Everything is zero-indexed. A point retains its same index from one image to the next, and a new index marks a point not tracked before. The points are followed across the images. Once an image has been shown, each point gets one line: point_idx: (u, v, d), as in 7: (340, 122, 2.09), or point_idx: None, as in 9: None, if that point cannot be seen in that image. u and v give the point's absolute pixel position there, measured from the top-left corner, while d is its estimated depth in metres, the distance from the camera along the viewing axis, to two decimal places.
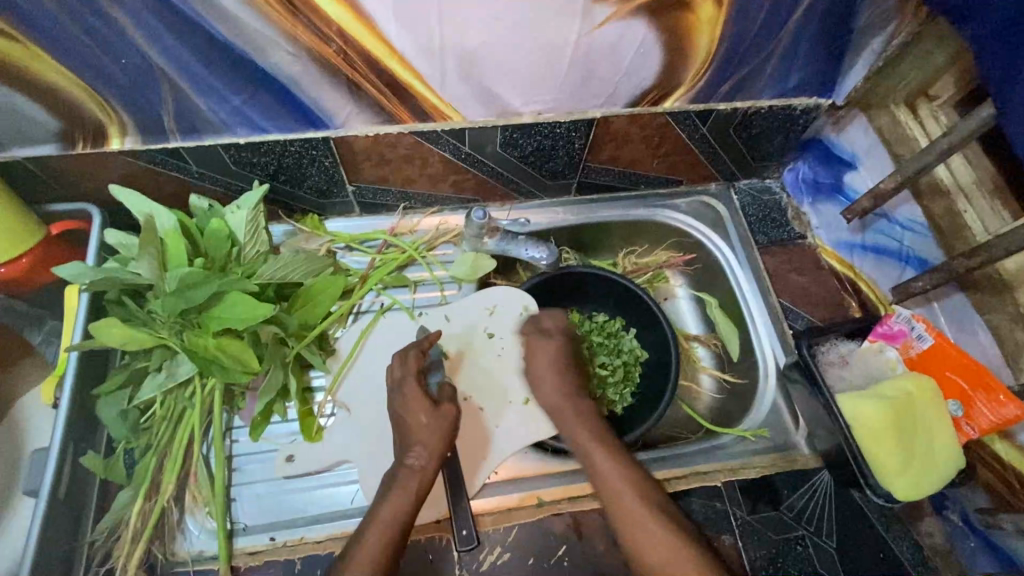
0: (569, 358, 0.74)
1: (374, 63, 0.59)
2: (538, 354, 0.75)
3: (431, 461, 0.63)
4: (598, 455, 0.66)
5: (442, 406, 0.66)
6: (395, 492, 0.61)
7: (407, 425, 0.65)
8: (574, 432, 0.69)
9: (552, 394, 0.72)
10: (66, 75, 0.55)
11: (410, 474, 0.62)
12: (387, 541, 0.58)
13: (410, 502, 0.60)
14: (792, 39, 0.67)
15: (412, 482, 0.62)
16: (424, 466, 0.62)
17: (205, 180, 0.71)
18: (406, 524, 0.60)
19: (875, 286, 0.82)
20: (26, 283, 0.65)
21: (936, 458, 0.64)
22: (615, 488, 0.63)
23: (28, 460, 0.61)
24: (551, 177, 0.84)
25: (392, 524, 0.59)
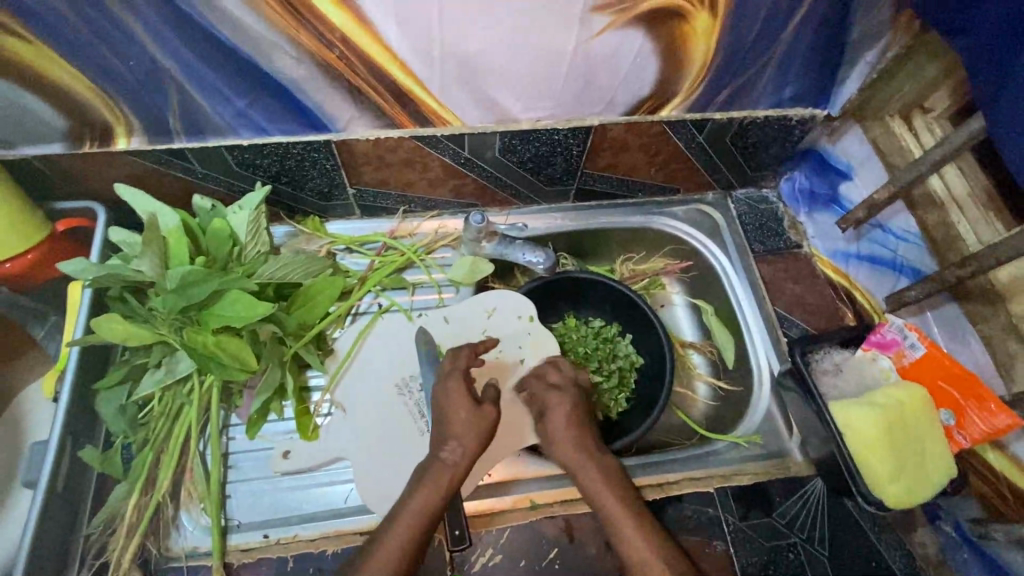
0: (581, 410, 0.68)
1: (376, 68, 0.60)
2: (551, 407, 0.68)
3: (463, 458, 0.63)
4: (594, 478, 0.64)
5: (484, 404, 0.65)
6: (420, 490, 0.61)
7: (447, 418, 0.64)
8: (593, 488, 0.63)
9: (571, 448, 0.65)
10: (76, 76, 0.56)
11: (434, 472, 0.62)
12: (410, 539, 0.58)
13: (435, 500, 0.61)
14: (786, 50, 0.68)
15: (435, 478, 0.62)
16: (456, 461, 0.62)
17: (208, 181, 0.73)
18: (429, 522, 0.60)
19: (871, 296, 0.83)
20: (36, 277, 0.67)
21: (928, 466, 0.65)
22: (638, 546, 0.59)
23: (26, 452, 0.62)
24: (549, 184, 0.85)
25: (418, 522, 0.59)
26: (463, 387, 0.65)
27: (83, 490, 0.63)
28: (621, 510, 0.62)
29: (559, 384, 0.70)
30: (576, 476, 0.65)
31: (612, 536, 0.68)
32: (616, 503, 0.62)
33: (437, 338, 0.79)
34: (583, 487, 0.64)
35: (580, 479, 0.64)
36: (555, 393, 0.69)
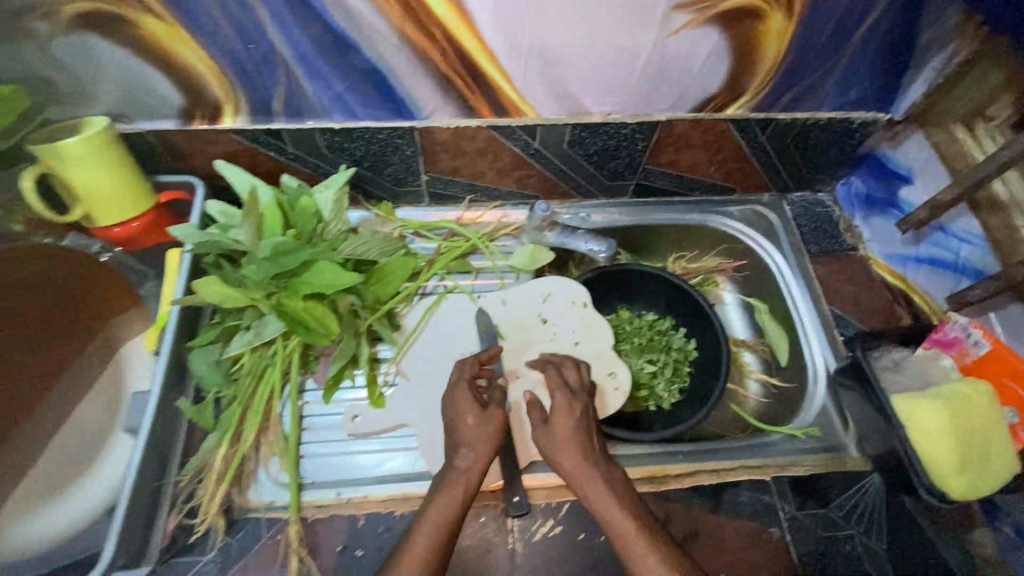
0: (590, 420, 0.68)
1: (467, 58, 0.65)
2: (557, 416, 0.67)
3: (472, 470, 0.63)
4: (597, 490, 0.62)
5: (489, 409, 0.67)
6: (439, 499, 0.61)
7: (454, 426, 0.66)
8: (597, 495, 0.62)
9: (574, 459, 0.64)
10: (200, 57, 0.62)
11: (451, 480, 0.63)
12: (438, 543, 0.58)
13: (453, 506, 0.61)
14: (856, 52, 0.71)
15: (450, 487, 0.62)
16: (469, 467, 0.63)
17: (298, 162, 0.78)
18: (452, 528, 0.60)
19: (929, 298, 0.83)
20: (140, 242, 0.72)
21: (992, 462, 0.65)
22: (640, 554, 0.58)
23: (126, 402, 0.67)
24: (612, 178, 0.88)
25: (440, 530, 0.59)
26: (470, 393, 0.68)
27: (174, 441, 0.68)
28: (624, 517, 0.60)
29: (573, 388, 0.71)
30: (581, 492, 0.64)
31: (670, 516, 0.70)
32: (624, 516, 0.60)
33: (496, 319, 0.83)
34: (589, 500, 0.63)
35: (583, 485, 0.63)
36: (561, 398, 0.68)
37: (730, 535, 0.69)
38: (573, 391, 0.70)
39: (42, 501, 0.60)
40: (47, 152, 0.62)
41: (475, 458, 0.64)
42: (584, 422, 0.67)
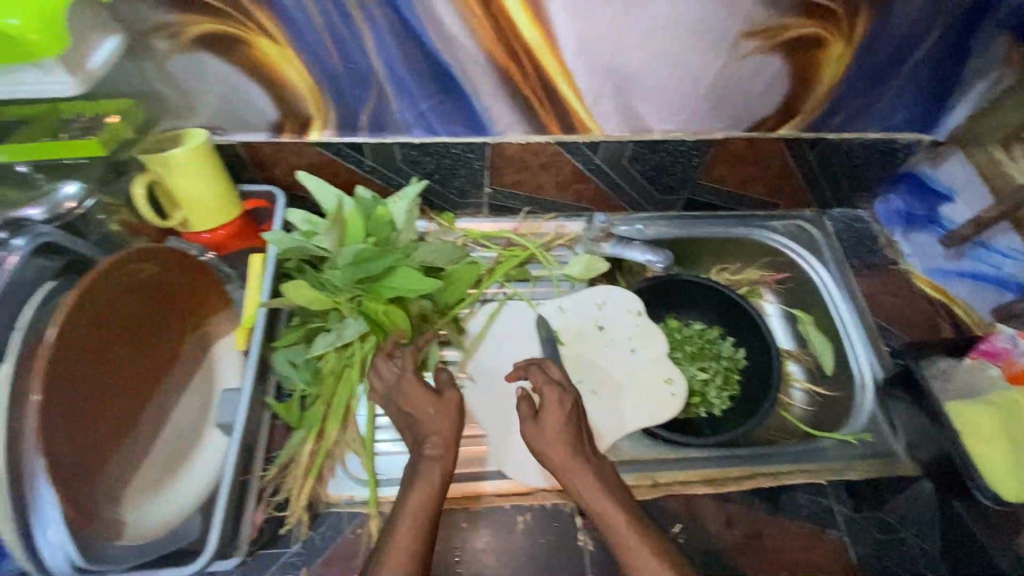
0: (578, 415, 0.69)
1: (546, 79, 0.69)
2: (548, 412, 0.67)
3: (438, 460, 0.62)
4: (583, 481, 0.64)
5: (445, 394, 0.67)
6: (413, 493, 0.60)
7: (416, 419, 0.66)
8: (588, 490, 0.63)
9: (563, 451, 0.65)
10: (301, 74, 0.66)
11: (427, 474, 0.61)
12: (416, 536, 0.57)
13: (429, 498, 0.60)
14: (906, 77, 0.75)
15: (427, 481, 0.61)
16: (440, 456, 0.63)
17: (372, 174, 0.82)
18: (431, 520, 0.59)
19: (972, 310, 0.87)
20: (230, 247, 0.77)
21: None
22: (633, 548, 0.59)
23: (218, 399, 0.68)
24: (664, 193, 0.92)
25: (419, 527, 0.57)
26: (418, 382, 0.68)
27: (260, 437, 0.71)
28: (618, 512, 0.61)
29: (561, 384, 0.71)
30: (570, 482, 0.64)
31: (732, 516, 0.72)
32: (614, 506, 0.62)
33: (556, 326, 0.86)
34: (577, 491, 0.64)
35: (574, 480, 0.64)
36: (551, 393, 0.68)
37: (789, 534, 0.72)
38: (560, 385, 0.70)
39: (150, 494, 0.60)
40: (154, 162, 0.66)
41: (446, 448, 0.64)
42: (573, 419, 0.68)
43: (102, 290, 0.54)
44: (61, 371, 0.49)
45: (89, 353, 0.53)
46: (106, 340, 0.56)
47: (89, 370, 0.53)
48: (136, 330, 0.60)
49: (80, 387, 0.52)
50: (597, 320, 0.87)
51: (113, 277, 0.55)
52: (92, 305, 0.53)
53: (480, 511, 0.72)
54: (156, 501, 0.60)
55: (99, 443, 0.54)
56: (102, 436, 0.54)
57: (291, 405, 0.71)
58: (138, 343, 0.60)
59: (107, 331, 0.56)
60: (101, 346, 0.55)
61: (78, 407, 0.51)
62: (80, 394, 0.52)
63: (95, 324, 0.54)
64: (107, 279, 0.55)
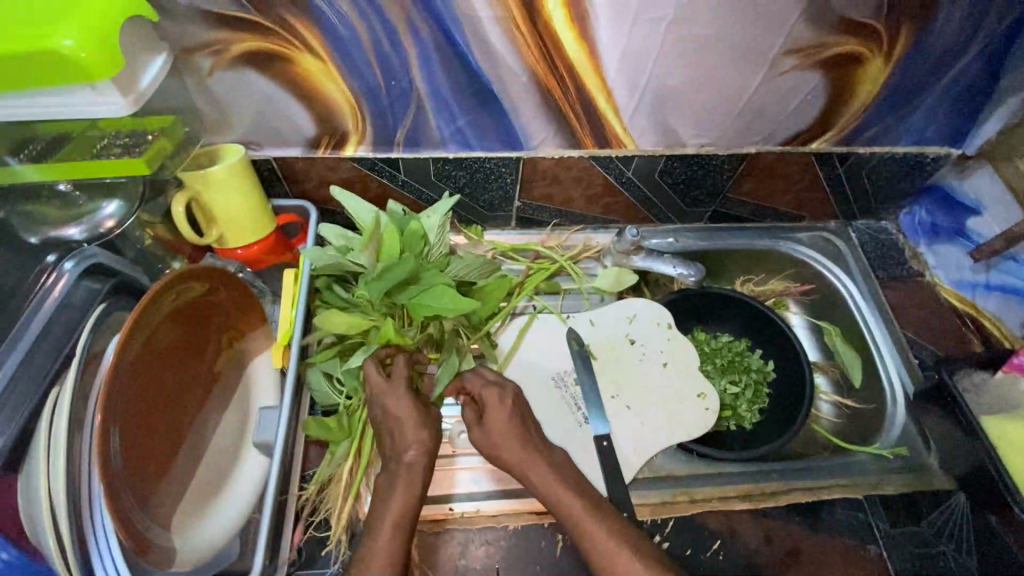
0: (522, 407, 0.71)
1: (585, 95, 0.69)
2: (491, 413, 0.69)
3: (412, 467, 0.62)
4: (536, 471, 0.66)
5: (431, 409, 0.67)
6: (390, 498, 0.60)
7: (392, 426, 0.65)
8: (545, 482, 0.65)
9: (516, 447, 0.67)
10: (343, 91, 0.66)
11: (403, 482, 0.61)
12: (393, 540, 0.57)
13: (409, 503, 0.59)
14: (939, 93, 0.76)
15: (407, 487, 0.60)
16: (416, 463, 0.63)
17: (404, 187, 0.81)
18: (406, 522, 0.58)
19: (1001, 323, 0.87)
20: (264, 261, 0.76)
21: None
22: (593, 528, 0.61)
23: (255, 418, 0.67)
24: (692, 205, 0.92)
25: (397, 531, 0.58)
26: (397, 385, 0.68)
27: (296, 455, 0.71)
28: (575, 501, 0.63)
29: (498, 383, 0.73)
30: (526, 475, 0.66)
31: (770, 533, 0.72)
32: (573, 496, 0.64)
33: (587, 339, 0.86)
34: (535, 483, 0.66)
35: (529, 474, 0.66)
36: (490, 394, 0.71)
37: (827, 550, 0.72)
38: (498, 384, 0.72)
39: (195, 517, 0.59)
40: (192, 177, 0.66)
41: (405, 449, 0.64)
42: (518, 412, 0.70)
43: (152, 313, 0.54)
44: (116, 395, 0.49)
45: (138, 377, 0.53)
46: (154, 363, 0.55)
47: (138, 394, 0.52)
48: (183, 350, 0.60)
49: (133, 410, 0.52)
50: (627, 332, 0.87)
51: (163, 300, 0.55)
52: (142, 329, 0.53)
53: (519, 529, 0.72)
54: (203, 525, 0.59)
55: (151, 469, 0.54)
56: (152, 457, 0.54)
57: (338, 419, 0.69)
58: (184, 366, 0.60)
59: (155, 354, 0.55)
60: (150, 369, 0.54)
61: (129, 433, 0.51)
62: (132, 419, 0.51)
63: (144, 347, 0.53)
64: (158, 302, 0.54)
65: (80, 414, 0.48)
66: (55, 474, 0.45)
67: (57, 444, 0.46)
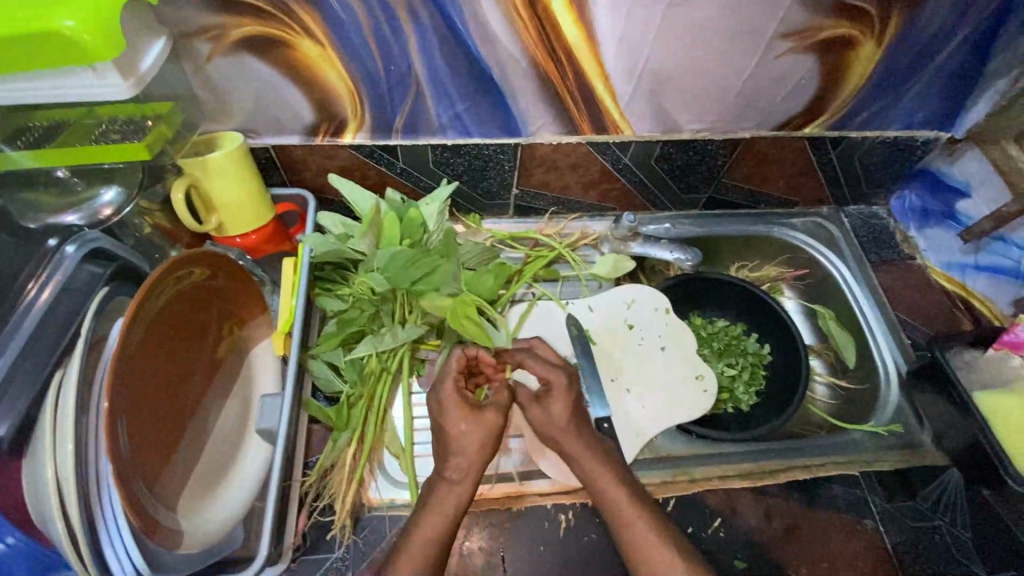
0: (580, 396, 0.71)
1: (583, 79, 0.70)
2: (552, 398, 0.69)
3: (463, 484, 0.63)
4: (582, 457, 0.66)
5: (484, 412, 0.66)
6: (431, 517, 0.61)
7: (448, 431, 0.65)
8: (596, 476, 0.65)
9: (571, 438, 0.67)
10: (342, 77, 0.66)
11: (449, 499, 0.62)
12: (431, 555, 0.58)
13: (449, 522, 0.61)
14: (929, 76, 0.77)
15: (451, 505, 0.62)
16: (459, 486, 0.63)
17: (403, 175, 0.81)
18: (445, 540, 0.60)
19: (991, 304, 0.89)
20: (263, 250, 0.76)
21: None
22: (637, 525, 0.62)
23: (257, 405, 0.67)
24: (687, 192, 0.93)
25: (436, 547, 0.59)
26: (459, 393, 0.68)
27: (299, 442, 0.71)
28: (624, 498, 0.63)
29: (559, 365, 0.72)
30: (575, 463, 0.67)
31: (771, 510, 0.74)
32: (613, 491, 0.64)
33: (587, 325, 0.87)
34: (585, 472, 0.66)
35: (585, 469, 0.66)
36: (557, 380, 0.69)
37: (828, 525, 0.73)
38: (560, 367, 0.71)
39: (203, 502, 0.59)
40: (193, 165, 0.66)
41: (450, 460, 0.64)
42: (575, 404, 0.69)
43: (156, 297, 0.54)
44: (123, 378, 0.49)
45: (144, 361, 0.52)
46: (159, 349, 0.55)
47: (144, 378, 0.52)
48: (184, 337, 0.59)
49: (139, 396, 0.51)
50: (625, 318, 0.88)
51: (165, 284, 0.55)
52: (146, 313, 0.52)
53: (522, 510, 0.72)
54: (209, 511, 0.59)
55: (157, 452, 0.53)
56: (157, 444, 0.54)
57: (340, 408, 0.70)
58: (187, 352, 0.59)
59: (159, 339, 0.55)
60: (154, 353, 0.54)
61: (137, 419, 0.51)
62: (140, 403, 0.51)
63: (148, 332, 0.53)
64: (161, 286, 0.54)
65: (86, 400, 0.48)
66: (63, 457, 0.45)
67: (64, 429, 0.45)
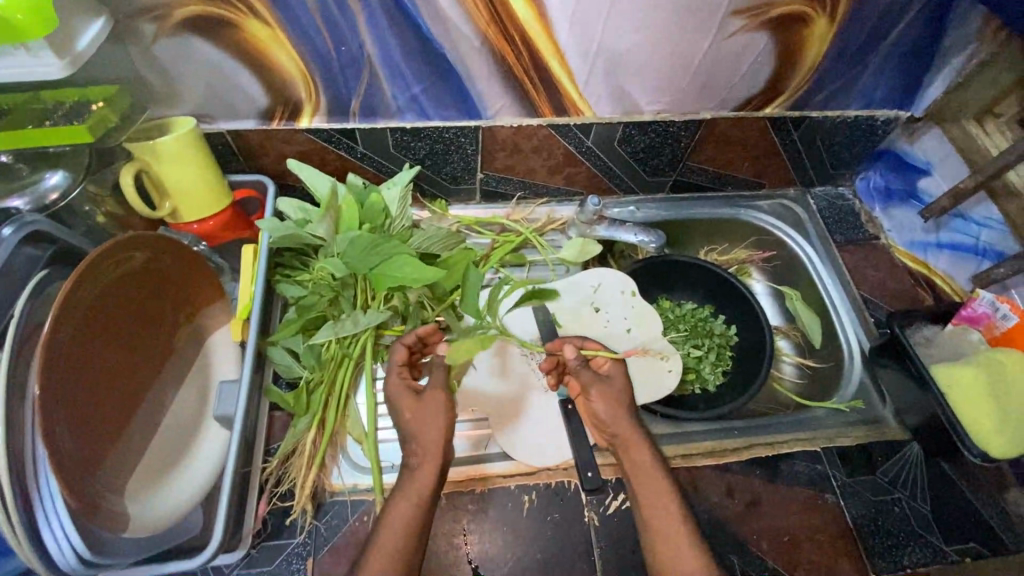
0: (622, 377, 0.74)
1: (538, 60, 0.70)
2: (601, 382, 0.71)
3: (424, 470, 0.63)
4: (636, 445, 0.67)
5: (423, 395, 0.67)
6: (400, 507, 0.60)
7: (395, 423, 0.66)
8: (641, 469, 0.66)
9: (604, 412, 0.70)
10: (294, 58, 0.65)
11: (412, 486, 0.62)
12: (406, 546, 0.58)
13: (418, 512, 0.60)
14: (885, 54, 0.78)
15: (417, 498, 0.61)
16: (422, 475, 0.62)
17: (364, 160, 0.81)
18: (420, 529, 0.60)
19: (952, 281, 0.90)
20: (221, 237, 0.76)
21: None
22: (660, 515, 0.63)
23: (215, 391, 0.67)
24: (653, 174, 0.93)
25: (409, 537, 0.59)
26: (404, 384, 0.68)
27: (259, 429, 0.71)
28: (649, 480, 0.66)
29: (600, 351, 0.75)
30: (624, 451, 0.68)
31: (732, 487, 0.75)
32: (642, 471, 0.66)
33: (553, 309, 0.86)
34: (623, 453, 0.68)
35: (631, 458, 0.67)
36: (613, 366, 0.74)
37: (788, 499, 0.74)
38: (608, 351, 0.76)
39: (154, 489, 0.59)
40: (142, 150, 0.65)
41: (426, 454, 0.64)
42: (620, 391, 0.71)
43: (92, 282, 0.53)
44: (57, 363, 0.48)
45: (82, 346, 0.52)
46: (99, 335, 0.54)
47: (84, 364, 0.52)
48: (129, 323, 0.58)
49: (77, 380, 0.50)
50: (591, 301, 0.87)
51: (102, 269, 0.54)
52: (82, 299, 0.51)
53: (486, 491, 0.73)
54: (160, 497, 0.59)
55: (100, 437, 0.53)
56: (99, 429, 0.53)
57: (298, 393, 0.69)
58: (132, 337, 0.59)
59: (99, 325, 0.54)
60: (94, 339, 0.53)
61: (75, 404, 0.50)
62: (78, 388, 0.50)
63: (86, 318, 0.52)
64: (96, 271, 0.53)
65: (21, 384, 0.47)
66: None
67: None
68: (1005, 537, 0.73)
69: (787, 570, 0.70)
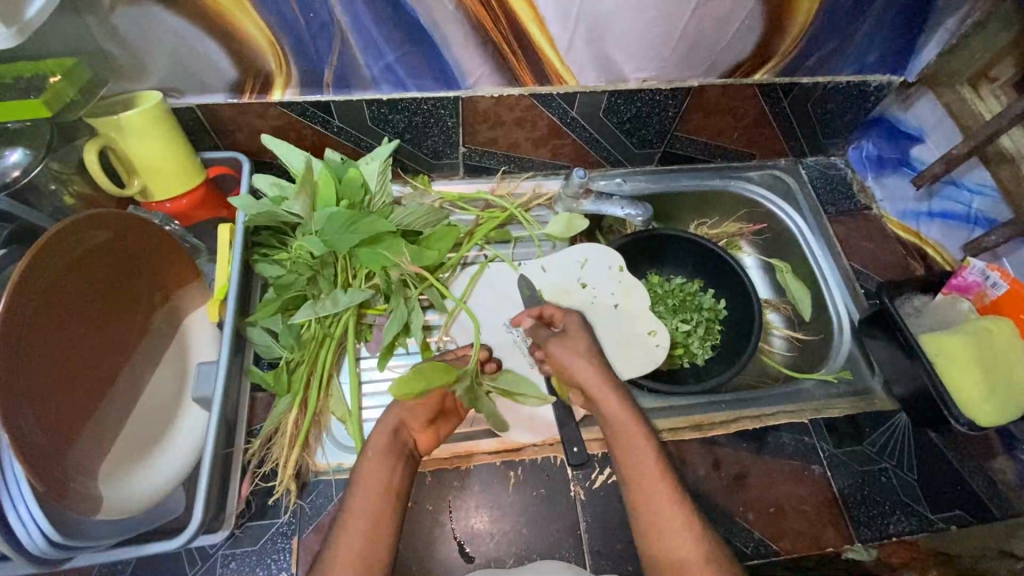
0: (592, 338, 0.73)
1: (517, 24, 0.67)
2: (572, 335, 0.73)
3: (374, 458, 0.59)
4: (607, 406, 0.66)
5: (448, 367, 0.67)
6: (357, 497, 0.57)
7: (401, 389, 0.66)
8: (617, 444, 0.65)
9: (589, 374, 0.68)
10: (260, 26, 0.63)
11: (366, 478, 0.58)
12: (366, 541, 0.55)
13: (385, 500, 0.57)
14: (877, 16, 0.75)
15: (382, 484, 0.58)
16: (373, 460, 0.59)
17: (341, 135, 0.79)
18: (392, 488, 0.59)
19: (942, 250, 0.90)
20: (193, 216, 0.74)
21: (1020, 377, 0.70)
22: (642, 496, 0.61)
23: (193, 372, 0.66)
24: (641, 146, 0.91)
25: (371, 519, 0.56)
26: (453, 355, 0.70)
27: (241, 410, 0.70)
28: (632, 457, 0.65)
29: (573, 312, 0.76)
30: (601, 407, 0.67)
31: (719, 459, 0.75)
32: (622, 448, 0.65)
33: (539, 286, 0.84)
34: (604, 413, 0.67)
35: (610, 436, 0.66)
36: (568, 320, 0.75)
37: (775, 470, 0.74)
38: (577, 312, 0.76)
39: (130, 471, 0.58)
40: (106, 125, 0.62)
41: (387, 415, 0.63)
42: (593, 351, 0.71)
43: (48, 264, 0.51)
44: (15, 347, 0.47)
45: (40, 330, 0.50)
46: (60, 317, 0.53)
47: (46, 347, 0.51)
48: (92, 306, 0.57)
49: (37, 365, 0.49)
50: (577, 276, 0.85)
51: (59, 249, 0.52)
52: (37, 282, 0.50)
53: (471, 470, 0.72)
54: (137, 479, 0.59)
55: (70, 418, 0.53)
56: (66, 412, 0.52)
57: (277, 373, 0.68)
58: (103, 319, 0.58)
59: (61, 306, 0.53)
60: (55, 320, 0.52)
61: (38, 390, 0.49)
62: (40, 372, 0.50)
63: (44, 301, 0.51)
64: (52, 251, 0.51)
65: None
66: None
67: None
68: (991, 505, 0.73)
69: (773, 541, 0.70)
